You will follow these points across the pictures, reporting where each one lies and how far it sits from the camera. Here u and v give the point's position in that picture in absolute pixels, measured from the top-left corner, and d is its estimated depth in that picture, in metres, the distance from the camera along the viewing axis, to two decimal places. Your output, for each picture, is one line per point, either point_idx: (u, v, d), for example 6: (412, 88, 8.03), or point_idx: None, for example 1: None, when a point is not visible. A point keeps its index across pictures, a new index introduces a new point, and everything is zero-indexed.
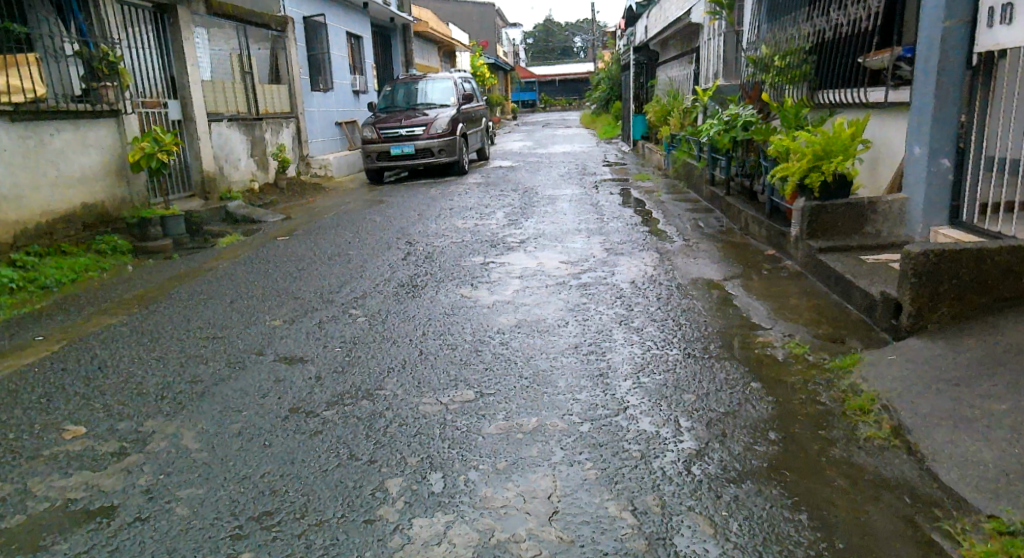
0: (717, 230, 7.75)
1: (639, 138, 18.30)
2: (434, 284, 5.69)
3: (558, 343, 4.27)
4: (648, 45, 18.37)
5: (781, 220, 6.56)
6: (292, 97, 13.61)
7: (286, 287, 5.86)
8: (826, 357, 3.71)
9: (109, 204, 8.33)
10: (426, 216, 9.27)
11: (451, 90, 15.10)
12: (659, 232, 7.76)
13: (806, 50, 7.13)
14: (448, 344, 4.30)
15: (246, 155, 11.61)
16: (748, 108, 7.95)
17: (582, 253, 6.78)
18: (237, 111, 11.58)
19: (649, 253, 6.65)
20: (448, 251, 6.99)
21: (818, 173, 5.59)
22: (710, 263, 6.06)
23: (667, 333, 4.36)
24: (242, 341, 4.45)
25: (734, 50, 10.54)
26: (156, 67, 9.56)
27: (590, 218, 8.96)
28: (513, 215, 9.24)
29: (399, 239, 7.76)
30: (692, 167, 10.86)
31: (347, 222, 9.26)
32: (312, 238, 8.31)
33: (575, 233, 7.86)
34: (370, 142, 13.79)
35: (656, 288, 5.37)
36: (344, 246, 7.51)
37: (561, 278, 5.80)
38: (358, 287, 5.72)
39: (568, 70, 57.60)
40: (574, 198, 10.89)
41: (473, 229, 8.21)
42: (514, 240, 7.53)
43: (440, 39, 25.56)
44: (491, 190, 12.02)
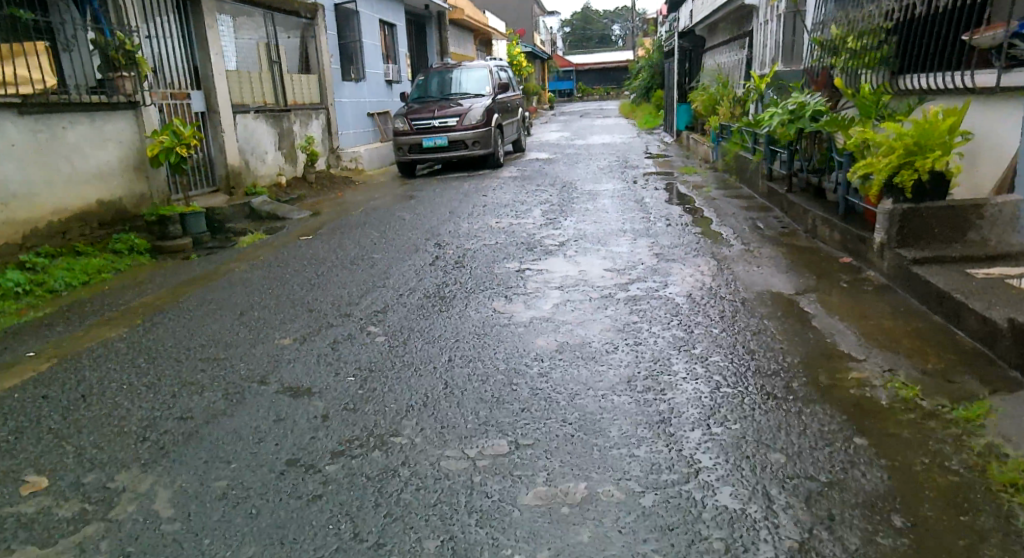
0: (778, 232, 7.04)
1: (683, 128, 17.55)
2: (464, 296, 5.09)
3: (607, 375, 3.65)
4: (693, 30, 17.58)
5: (856, 224, 5.86)
6: (323, 88, 13.09)
7: (304, 296, 5.29)
8: (945, 405, 3.13)
9: (126, 200, 7.85)
10: (459, 214, 8.68)
11: (486, 80, 14.45)
12: (714, 235, 7.08)
13: (886, 29, 6.48)
14: (478, 374, 3.69)
15: (273, 147, 11.14)
16: (816, 96, 7.19)
17: (631, 259, 6.08)
18: (265, 103, 11.09)
19: (704, 260, 5.97)
20: (481, 255, 6.40)
21: (911, 170, 4.94)
22: (777, 275, 5.38)
23: (737, 364, 3.73)
24: (245, 363, 3.83)
25: (793, 34, 9.79)
26: (180, 57, 9.08)
27: (636, 217, 8.28)
28: (552, 213, 8.58)
29: (429, 241, 7.17)
30: (745, 160, 10.10)
31: (376, 220, 8.73)
32: (338, 237, 7.73)
33: (619, 234, 7.20)
34: (402, 133, 13.24)
35: (718, 305, 4.72)
36: (371, 248, 6.95)
37: (608, 290, 5.15)
38: (380, 298, 5.14)
39: (605, 59, 56.58)
40: (616, 194, 10.19)
41: (508, 229, 7.59)
42: (553, 242, 6.89)
43: (475, 27, 24.89)
44: (528, 184, 11.41)
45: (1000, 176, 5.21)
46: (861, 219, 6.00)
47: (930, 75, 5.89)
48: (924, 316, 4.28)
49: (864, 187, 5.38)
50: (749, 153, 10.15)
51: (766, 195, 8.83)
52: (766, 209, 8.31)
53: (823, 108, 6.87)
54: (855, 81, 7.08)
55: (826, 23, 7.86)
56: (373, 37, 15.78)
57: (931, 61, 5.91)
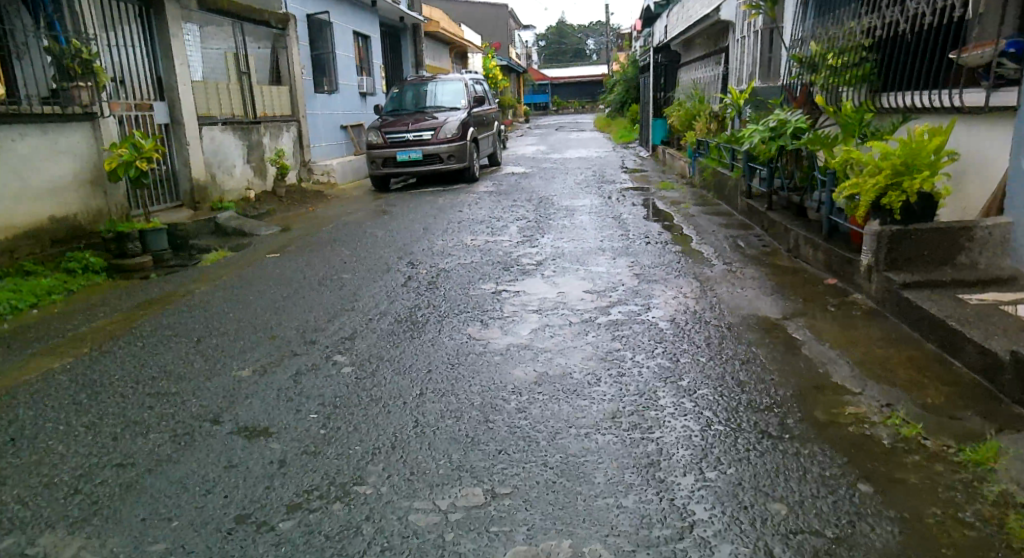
0: (760, 252, 6.86)
1: (658, 142, 17.48)
2: (437, 322, 4.82)
3: (589, 410, 3.41)
4: (669, 45, 17.52)
5: (843, 245, 5.69)
6: (294, 100, 12.77)
7: (267, 321, 4.99)
8: (951, 445, 2.97)
9: (82, 216, 7.49)
10: (433, 231, 8.41)
11: (461, 92, 14.22)
12: (695, 254, 6.90)
13: (867, 47, 6.37)
14: (451, 409, 3.43)
15: (241, 160, 10.80)
16: (796, 112, 7.05)
17: (613, 280, 5.86)
18: (233, 115, 10.75)
19: (686, 281, 5.76)
20: (455, 275, 6.13)
21: (898, 191, 4.78)
22: (763, 297, 5.18)
23: (726, 398, 3.51)
24: (197, 399, 3.52)
25: (771, 50, 9.72)
26: (142, 67, 8.77)
27: (614, 234, 8.08)
28: (529, 230, 8.34)
29: (401, 259, 6.89)
30: (724, 176, 9.96)
31: (346, 236, 8.43)
32: (306, 255, 7.42)
33: (598, 253, 6.98)
34: (375, 147, 12.96)
35: (703, 331, 4.50)
36: (341, 268, 6.65)
37: (589, 315, 4.91)
38: (348, 323, 4.85)
39: (582, 73, 56.77)
40: (593, 210, 9.99)
41: (484, 247, 7.34)
42: (530, 261, 6.65)
43: (450, 40, 24.73)
44: (504, 199, 11.17)
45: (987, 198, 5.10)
46: (846, 240, 5.83)
47: (911, 91, 5.78)
48: (918, 345, 4.09)
49: (849, 208, 5.23)
50: (728, 169, 10.01)
51: (746, 212, 8.68)
52: (747, 226, 8.14)
53: (804, 124, 6.72)
54: (836, 98, 6.95)
55: (806, 38, 7.73)
56: (346, 49, 15.50)
57: (910, 76, 5.84)
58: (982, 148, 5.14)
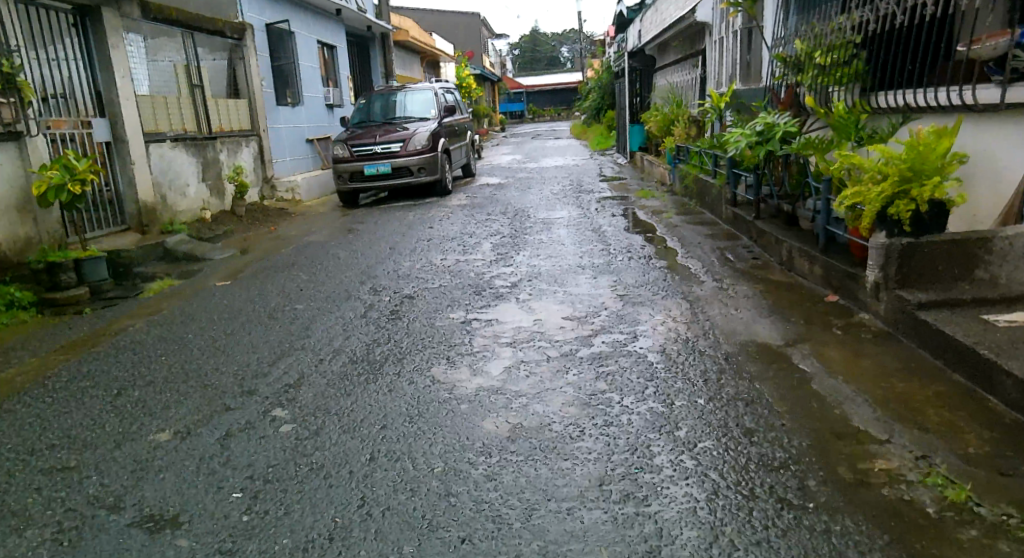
0: (751, 265, 6.34)
1: (636, 148, 17.00)
2: (395, 361, 4.24)
3: (572, 475, 2.84)
4: (643, 49, 17.08)
5: (844, 257, 5.17)
6: (253, 113, 12.14)
7: (202, 365, 4.39)
8: (1009, 514, 2.43)
9: (7, 245, 6.94)
10: (400, 250, 7.83)
11: (431, 102, 13.66)
12: (681, 269, 6.37)
13: (856, 43, 5.87)
14: (406, 482, 2.86)
15: (196, 179, 10.17)
16: (783, 115, 6.52)
17: (595, 303, 5.32)
18: (185, 130, 10.13)
19: (673, 302, 5.23)
20: (419, 302, 5.55)
21: (906, 200, 4.24)
22: (760, 319, 4.64)
23: (734, 450, 2.94)
24: (99, 478, 3.06)
25: (752, 49, 9.26)
26: (80, 82, 8.20)
27: (594, 249, 7.55)
28: (504, 247, 7.79)
29: (362, 285, 6.31)
30: (707, 183, 9.45)
31: (305, 259, 7.81)
32: (260, 282, 6.83)
33: (576, 272, 6.44)
34: (341, 160, 12.34)
35: (695, 364, 3.96)
36: (295, 296, 6.06)
37: (570, 348, 4.35)
38: (293, 365, 4.26)
39: (558, 81, 56.50)
40: (572, 222, 9.46)
41: (454, 269, 6.78)
42: (504, 283, 6.10)
43: (422, 50, 24.23)
44: (477, 213, 10.60)
45: (1005, 207, 4.57)
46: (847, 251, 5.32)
47: (912, 88, 5.29)
48: (943, 375, 3.56)
49: (848, 217, 4.72)
50: (711, 176, 9.52)
51: (732, 221, 8.17)
52: (734, 237, 7.62)
53: (793, 126, 6.21)
54: (823, 97, 6.46)
55: (789, 36, 7.25)
56: (311, 59, 14.89)
57: (909, 71, 5.35)
58: (998, 150, 4.63)
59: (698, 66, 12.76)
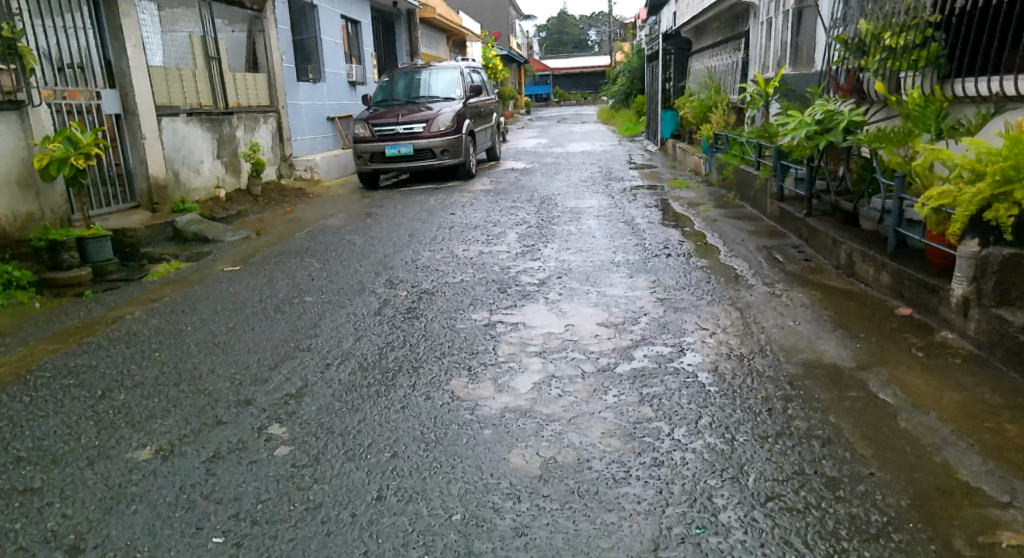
0: (803, 268, 5.79)
1: (667, 136, 16.37)
2: (411, 370, 3.77)
3: (620, 535, 2.36)
4: (678, 31, 16.40)
5: (917, 265, 4.62)
6: (272, 89, 11.69)
7: (195, 365, 3.94)
8: None
9: (6, 221, 6.52)
10: (420, 239, 7.35)
11: (457, 82, 13.14)
12: (725, 270, 5.84)
13: (936, 24, 5.28)
14: (422, 535, 2.40)
15: (210, 155, 9.73)
16: (846, 104, 5.92)
17: (633, 307, 4.82)
18: (200, 105, 9.69)
19: (720, 309, 4.71)
20: (439, 299, 5.07)
21: (1006, 203, 3.67)
22: (824, 335, 4.12)
23: (815, 508, 2.45)
24: (63, 507, 2.62)
25: (802, 32, 8.64)
26: (90, 51, 7.79)
27: (627, 244, 7.02)
28: (530, 238, 7.29)
29: (378, 276, 5.83)
30: (748, 175, 8.87)
31: (320, 245, 7.36)
32: (270, 268, 6.38)
33: (610, 269, 5.93)
34: (362, 140, 11.86)
35: (754, 388, 3.45)
36: (305, 287, 5.60)
37: (608, 362, 3.85)
38: (297, 370, 3.80)
39: (585, 64, 55.55)
40: (602, 213, 8.92)
41: (476, 261, 6.28)
42: (531, 280, 5.60)
43: (448, 28, 23.61)
44: (502, 199, 10.09)
45: None
46: (919, 258, 4.77)
47: (1007, 75, 4.70)
48: None
49: (926, 218, 4.21)
50: (753, 168, 8.94)
51: (777, 217, 7.61)
52: (781, 236, 7.06)
53: (859, 116, 5.66)
54: (892, 84, 5.88)
55: (851, 17, 6.64)
56: (335, 35, 14.40)
57: (999, 56, 4.78)
58: None
59: (739, 50, 12.10)
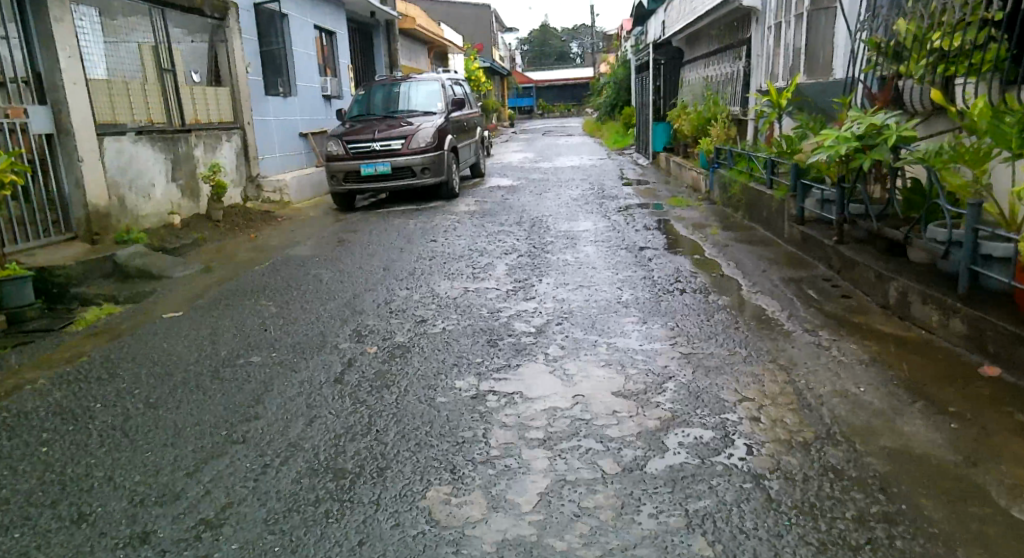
0: (845, 309, 4.93)
1: (661, 148, 15.58)
2: (375, 475, 2.89)
3: None
4: (669, 40, 15.65)
5: (1001, 312, 3.78)
6: (236, 103, 10.73)
7: (89, 469, 3.11)
8: None
9: None
10: (396, 273, 6.42)
11: (438, 94, 12.26)
12: (754, 312, 4.96)
13: (999, 20, 4.50)
14: None
15: (164, 177, 8.77)
16: (891, 113, 5.08)
17: (654, 368, 3.92)
18: (151, 121, 8.72)
19: (762, 368, 3.83)
20: (415, 358, 4.15)
21: None
22: (905, 407, 3.24)
23: None
24: None
25: (816, 34, 7.82)
26: (14, 63, 6.82)
27: (633, 277, 6.13)
28: (522, 271, 6.38)
29: (344, 325, 4.91)
30: (761, 193, 8.04)
31: (279, 281, 6.43)
32: (216, 313, 5.44)
33: (618, 313, 5.03)
34: (335, 158, 10.93)
35: (838, 500, 2.56)
36: (254, 340, 4.68)
37: (634, 455, 2.93)
38: (222, 479, 2.94)
39: (567, 76, 55.02)
40: (599, 238, 8.03)
41: (458, 302, 5.37)
42: (525, 330, 4.68)
43: (430, 40, 22.78)
44: (488, 222, 9.20)
45: None
46: (1001, 301, 3.93)
47: None
48: None
49: None
50: (766, 185, 8.11)
51: (800, 242, 6.77)
52: (808, 265, 6.20)
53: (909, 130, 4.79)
54: (942, 91, 5.07)
55: (887, 15, 5.84)
56: (307, 46, 13.48)
57: None
58: None
59: (740, 57, 11.32)
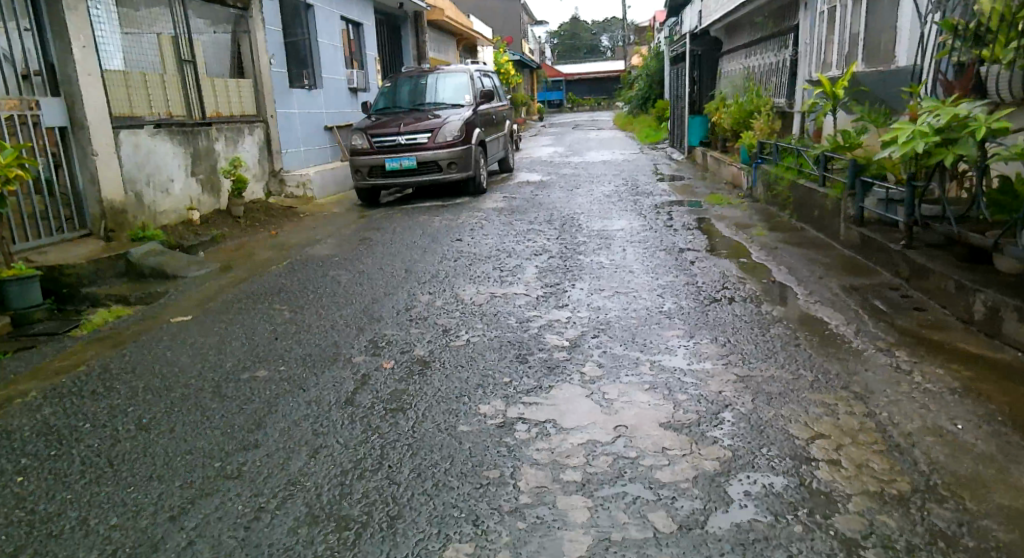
0: (920, 325, 4.40)
1: (696, 143, 15.00)
2: (387, 528, 2.45)
3: None
4: (706, 31, 15.06)
5: None
6: (259, 96, 10.36)
7: (64, 507, 2.70)
8: None
9: None
10: (418, 275, 5.99)
11: (466, 87, 11.83)
12: (816, 328, 4.44)
13: None
14: None
15: (183, 172, 8.40)
16: (978, 105, 4.53)
17: (707, 394, 3.43)
18: (171, 115, 8.35)
19: (833, 399, 3.34)
20: (437, 376, 3.71)
21: None
22: (1015, 455, 2.75)
23: None
24: None
25: (876, 21, 7.23)
26: (25, 53, 6.50)
27: (675, 283, 5.63)
28: (553, 275, 5.92)
29: (361, 334, 4.49)
30: (812, 192, 7.49)
31: (296, 283, 6.03)
32: (226, 317, 5.05)
33: (660, 325, 4.55)
34: (359, 153, 10.54)
35: None
36: (262, 349, 4.27)
37: (692, 509, 2.48)
38: (210, 526, 2.53)
39: (597, 69, 54.21)
40: (635, 238, 7.53)
41: (483, 310, 4.93)
42: (558, 344, 4.23)
43: (458, 32, 22.34)
44: (517, 219, 8.74)
45: None
46: None
47: None
48: None
49: None
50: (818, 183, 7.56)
51: (859, 246, 6.22)
52: (869, 273, 5.66)
53: (998, 122, 4.29)
54: None
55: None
56: (334, 37, 13.09)
57: None
58: None
59: (785, 47, 10.73)
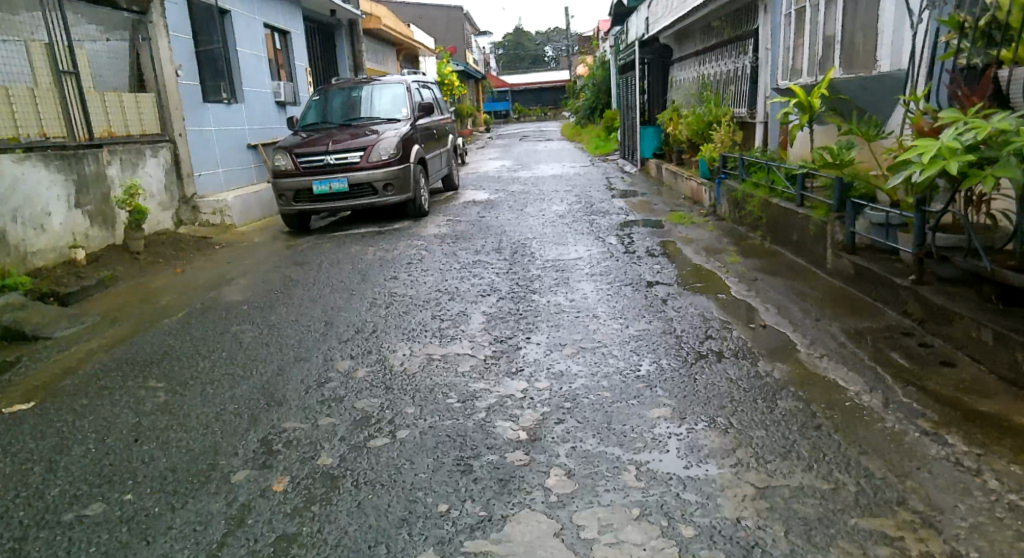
0: (958, 391, 3.57)
1: (651, 154, 14.19)
2: None
3: None
4: (656, 38, 14.30)
5: None
6: (164, 111, 9.13)
7: None
8: None
9: None
10: (340, 330, 4.91)
11: (403, 99, 10.77)
12: (835, 399, 3.54)
13: None
14: None
15: (64, 203, 7.16)
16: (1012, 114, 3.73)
17: (721, 527, 2.50)
18: (46, 136, 7.13)
19: (895, 533, 2.44)
20: (346, 507, 2.67)
21: None
22: None
23: None
24: None
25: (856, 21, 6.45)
26: None
27: (650, 333, 4.65)
28: (504, 325, 4.90)
29: (253, 427, 3.39)
30: (790, 213, 6.64)
31: (189, 342, 4.91)
32: (81, 401, 3.90)
33: (640, 401, 3.56)
34: (283, 174, 9.38)
35: None
36: (113, 459, 3.14)
37: None
38: None
39: (543, 79, 53.58)
40: (595, 270, 6.55)
41: (416, 384, 3.87)
42: (512, 438, 3.19)
43: (397, 41, 21.24)
44: (462, 249, 7.70)
45: None
46: None
47: None
48: None
49: None
50: (796, 202, 6.73)
51: (853, 277, 5.38)
52: (873, 313, 4.81)
53: None
54: None
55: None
56: (256, 46, 11.87)
57: None
58: None
59: (745, 52, 9.97)
